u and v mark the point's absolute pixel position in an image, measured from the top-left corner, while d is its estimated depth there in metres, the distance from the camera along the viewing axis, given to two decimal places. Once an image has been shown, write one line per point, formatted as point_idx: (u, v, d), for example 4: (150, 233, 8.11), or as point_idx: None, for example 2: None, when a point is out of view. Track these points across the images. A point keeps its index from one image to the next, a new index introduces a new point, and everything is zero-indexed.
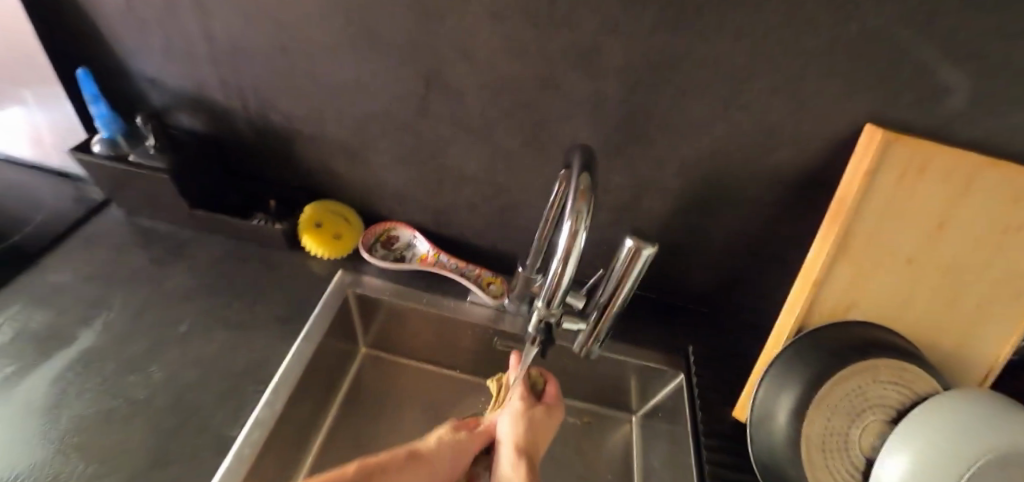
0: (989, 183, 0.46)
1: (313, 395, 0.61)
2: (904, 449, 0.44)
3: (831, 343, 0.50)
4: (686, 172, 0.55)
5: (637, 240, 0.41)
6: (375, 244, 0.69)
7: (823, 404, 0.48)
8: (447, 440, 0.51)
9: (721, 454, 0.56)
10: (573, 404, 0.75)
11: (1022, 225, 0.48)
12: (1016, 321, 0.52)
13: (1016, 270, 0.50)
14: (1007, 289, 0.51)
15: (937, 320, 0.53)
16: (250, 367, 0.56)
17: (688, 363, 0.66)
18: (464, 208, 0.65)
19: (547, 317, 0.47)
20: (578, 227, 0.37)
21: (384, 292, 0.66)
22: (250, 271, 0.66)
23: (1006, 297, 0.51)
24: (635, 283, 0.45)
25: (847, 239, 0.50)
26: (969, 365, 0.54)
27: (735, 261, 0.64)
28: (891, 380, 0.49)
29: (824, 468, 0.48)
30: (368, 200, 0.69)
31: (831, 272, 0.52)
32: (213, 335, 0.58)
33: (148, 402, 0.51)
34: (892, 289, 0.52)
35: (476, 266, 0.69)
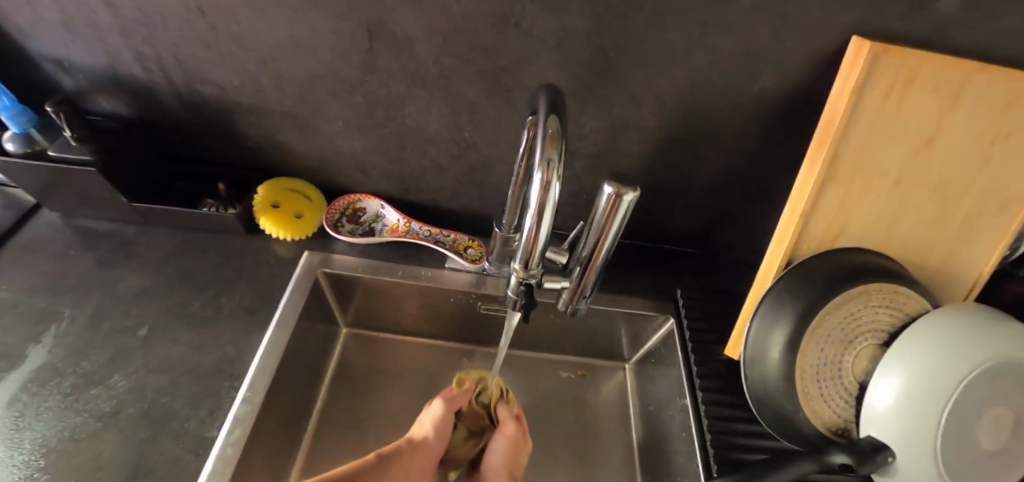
0: (978, 91, 0.44)
1: (295, 382, 0.59)
2: (893, 367, 0.45)
3: (823, 272, 0.49)
4: (664, 108, 0.51)
5: (617, 186, 0.38)
6: (341, 219, 0.65)
7: (815, 334, 0.47)
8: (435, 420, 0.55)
9: (715, 394, 0.56)
10: (566, 358, 0.74)
11: (1008, 132, 0.47)
12: (999, 229, 0.52)
13: (999, 180, 0.50)
14: (992, 198, 0.50)
15: (923, 237, 0.53)
16: (222, 364, 0.52)
17: (678, 307, 0.65)
18: (431, 171, 0.61)
19: (527, 279, 0.44)
20: (551, 177, 0.33)
21: (356, 268, 0.62)
22: (210, 262, 0.61)
23: (990, 206, 0.51)
24: (618, 232, 0.42)
25: (834, 163, 0.48)
26: (956, 279, 0.54)
27: (719, 198, 0.62)
28: (881, 303, 0.48)
29: (817, 396, 0.47)
30: (327, 173, 0.64)
31: (819, 199, 0.50)
32: (178, 335, 0.54)
33: (115, 415, 0.48)
34: (879, 212, 0.51)
35: (452, 232, 0.66)
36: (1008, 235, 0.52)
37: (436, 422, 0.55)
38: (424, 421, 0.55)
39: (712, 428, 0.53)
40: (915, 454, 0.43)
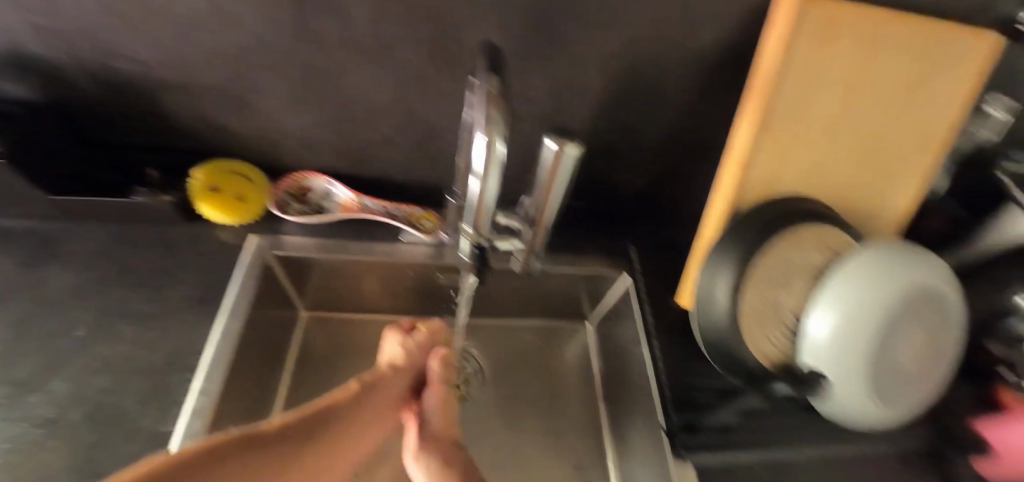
0: (879, 38, 0.49)
1: (253, 370, 0.57)
2: (824, 301, 0.49)
3: (761, 220, 0.52)
4: (609, 67, 0.51)
5: (558, 140, 0.36)
6: (288, 200, 0.62)
7: (756, 277, 0.51)
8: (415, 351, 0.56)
9: (669, 342, 0.59)
10: (530, 323, 0.76)
11: (901, 74, 0.53)
12: (899, 164, 0.59)
13: (898, 121, 0.56)
14: (893, 136, 0.57)
15: (842, 178, 0.58)
16: (173, 357, 0.50)
17: (632, 263, 0.67)
18: (379, 143, 0.59)
19: (479, 242, 0.45)
20: (493, 137, 0.32)
21: (309, 249, 0.61)
22: (148, 254, 0.57)
23: (891, 144, 0.57)
24: (566, 185, 0.40)
25: (769, 115, 0.50)
26: (866, 213, 0.61)
27: (666, 156, 0.64)
28: (808, 242, 0.53)
29: (760, 334, 0.51)
30: (268, 151, 0.60)
31: (757, 151, 0.52)
32: (121, 333, 0.51)
33: (58, 421, 0.45)
34: (808, 158, 0.55)
35: (406, 205, 0.64)
36: (906, 169, 0.59)
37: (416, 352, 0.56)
38: (404, 350, 0.55)
39: (667, 374, 0.57)
40: (844, 377, 0.48)
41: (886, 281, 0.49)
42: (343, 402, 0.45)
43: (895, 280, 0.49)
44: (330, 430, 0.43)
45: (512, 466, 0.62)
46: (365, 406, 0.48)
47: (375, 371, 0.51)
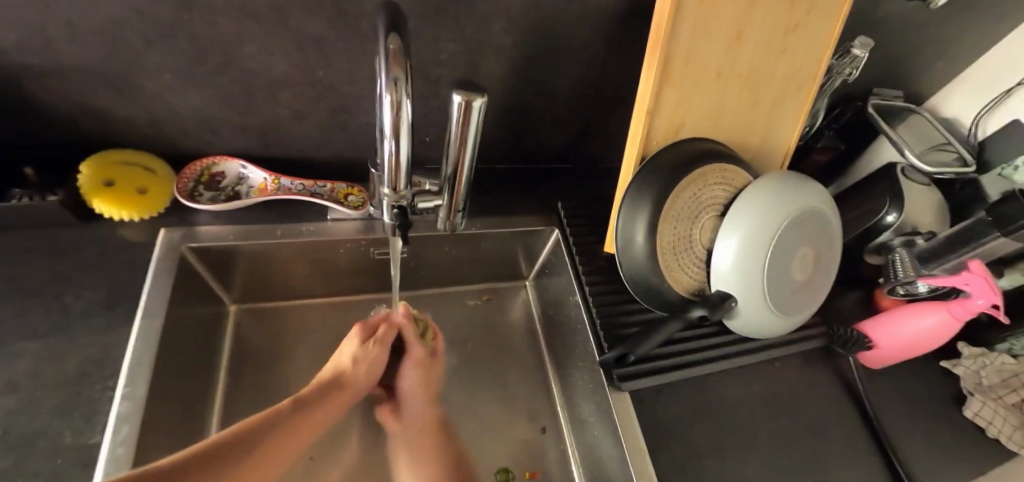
0: None
1: (184, 370, 0.55)
2: (728, 232, 0.55)
3: (669, 162, 0.56)
4: (517, 25, 0.52)
5: (464, 94, 0.35)
6: (197, 187, 0.59)
7: (669, 215, 0.55)
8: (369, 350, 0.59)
9: (600, 286, 0.64)
10: (470, 287, 0.77)
11: (780, 21, 0.58)
12: (784, 104, 0.65)
13: (781, 65, 0.62)
14: (777, 79, 0.63)
15: (737, 120, 0.64)
16: (90, 366, 0.47)
17: (560, 218, 0.70)
18: (291, 118, 0.57)
19: (398, 202, 0.44)
20: (399, 98, 0.33)
21: (227, 237, 0.57)
22: (39, 262, 0.52)
23: (776, 86, 0.63)
24: (478, 137, 0.40)
25: (668, 64, 0.54)
26: (760, 150, 0.68)
27: (580, 110, 0.67)
28: (715, 181, 0.59)
29: (676, 267, 0.56)
30: (166, 136, 0.56)
31: (660, 98, 0.56)
32: (19, 349, 0.47)
33: None
34: (707, 103, 0.60)
35: (328, 182, 0.63)
36: (790, 109, 0.66)
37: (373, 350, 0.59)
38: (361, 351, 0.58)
39: (601, 315, 0.61)
40: (747, 296, 0.55)
41: (776, 209, 0.55)
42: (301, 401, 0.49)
43: (784, 207, 0.56)
44: (248, 452, 0.39)
45: (467, 424, 0.65)
46: (323, 405, 0.51)
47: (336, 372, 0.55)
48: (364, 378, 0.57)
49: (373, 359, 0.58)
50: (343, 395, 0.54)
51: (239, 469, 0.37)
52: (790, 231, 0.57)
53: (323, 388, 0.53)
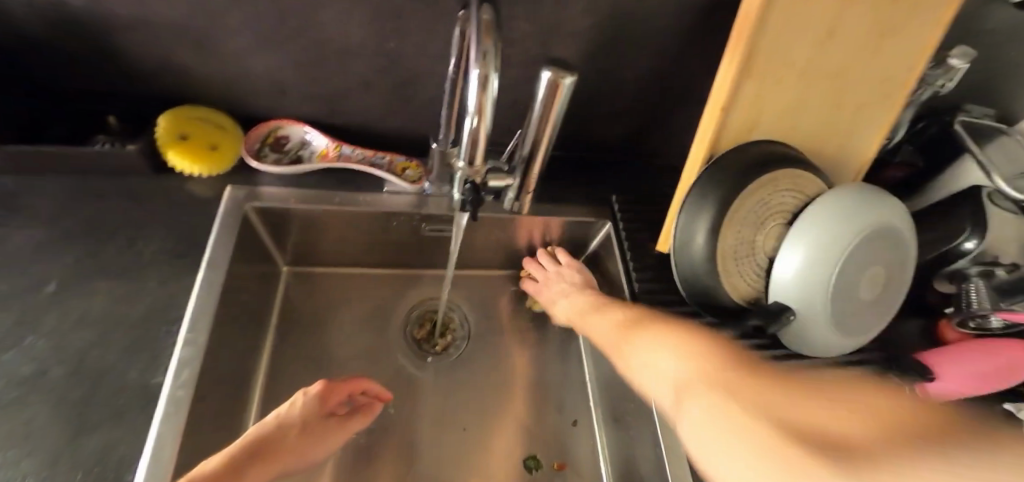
0: None
1: (238, 324, 0.57)
2: (795, 242, 0.52)
3: (739, 163, 0.54)
4: (595, 7, 0.50)
5: (555, 70, 0.36)
6: (263, 149, 0.60)
7: (734, 219, 0.53)
8: (318, 410, 0.53)
9: (650, 283, 0.62)
10: (513, 273, 0.76)
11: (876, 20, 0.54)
12: (869, 111, 0.61)
13: (871, 68, 0.58)
14: (865, 83, 0.59)
15: (815, 124, 0.60)
16: (156, 310, 0.49)
17: (614, 211, 0.68)
18: (358, 87, 0.57)
19: (473, 177, 0.44)
20: (489, 71, 0.33)
21: (287, 199, 0.59)
22: (115, 207, 0.55)
23: (863, 90, 0.59)
24: (561, 117, 0.40)
25: (750, 59, 0.51)
26: (837, 159, 0.64)
27: (647, 102, 0.64)
28: (785, 187, 0.56)
29: (735, 273, 0.54)
30: (238, 97, 0.58)
31: (737, 95, 0.53)
32: (95, 287, 0.50)
33: (38, 377, 0.44)
34: (785, 103, 0.56)
35: (387, 154, 0.64)
36: (876, 116, 0.62)
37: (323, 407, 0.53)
38: (311, 410, 0.52)
39: None
40: (808, 310, 0.52)
41: (850, 222, 0.52)
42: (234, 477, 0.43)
43: (859, 221, 0.53)
44: None
45: (498, 409, 0.65)
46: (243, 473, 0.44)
47: (279, 428, 0.50)
48: (307, 441, 0.51)
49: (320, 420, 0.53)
50: (279, 460, 0.48)
51: None
52: (862, 248, 0.53)
53: (249, 452, 0.46)
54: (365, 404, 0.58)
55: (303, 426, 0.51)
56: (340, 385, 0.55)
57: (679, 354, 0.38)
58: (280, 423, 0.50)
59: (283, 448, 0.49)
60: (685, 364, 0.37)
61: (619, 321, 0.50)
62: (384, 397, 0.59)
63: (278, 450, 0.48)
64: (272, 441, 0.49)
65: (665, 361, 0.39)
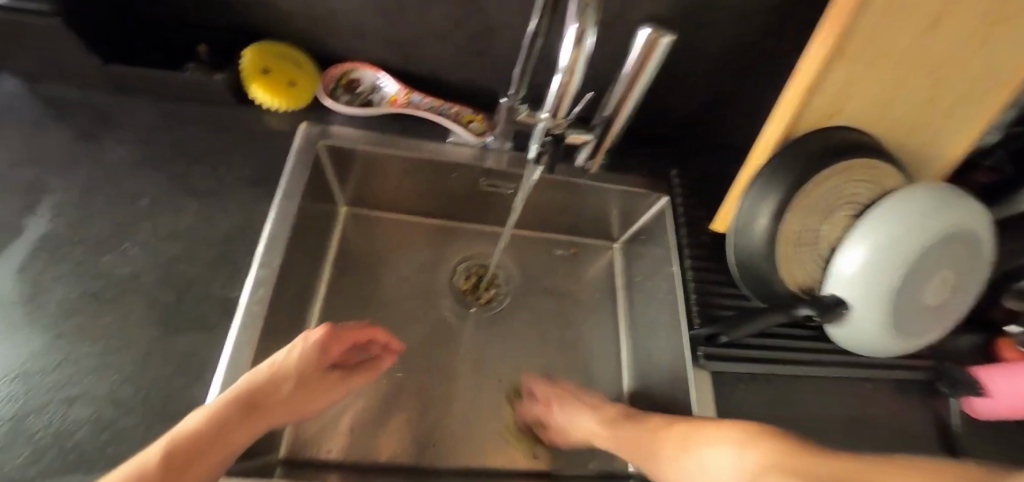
0: None
1: (303, 255, 0.61)
2: (863, 237, 0.50)
3: (816, 146, 0.52)
4: None
5: (655, 28, 0.34)
6: (337, 89, 0.62)
7: (801, 205, 0.52)
8: (317, 356, 0.48)
9: (702, 262, 0.62)
10: (559, 237, 0.77)
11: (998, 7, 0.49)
12: (967, 107, 0.57)
13: (979, 60, 0.53)
14: (969, 77, 0.55)
15: (903, 115, 0.57)
16: (234, 232, 0.53)
17: (672, 186, 0.67)
18: (433, 36, 0.57)
19: (554, 129, 0.45)
20: (585, 27, 0.33)
21: (356, 140, 0.61)
22: (201, 132, 0.58)
23: (965, 84, 0.55)
24: (650, 79, 0.40)
25: (847, 40, 0.48)
26: (920, 156, 0.61)
27: (724, 75, 0.62)
28: (862, 178, 0.53)
29: (795, 261, 0.53)
30: (319, 36, 0.59)
31: (824, 77, 0.51)
32: (182, 206, 0.54)
33: (135, 279, 0.49)
34: (875, 90, 0.53)
35: (454, 104, 0.65)
36: (974, 113, 0.58)
37: (322, 353, 0.48)
38: (307, 358, 0.47)
39: (697, 290, 0.60)
40: (866, 305, 0.51)
41: (927, 225, 0.50)
42: (228, 435, 0.38)
43: (937, 224, 0.50)
44: None
45: (534, 365, 0.68)
46: (235, 431, 0.38)
47: (274, 376, 0.44)
48: (304, 394, 0.46)
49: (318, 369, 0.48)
50: (272, 414, 0.43)
51: None
52: (935, 251, 0.51)
53: (241, 407, 0.40)
54: (372, 357, 0.55)
55: (305, 375, 0.46)
56: (343, 333, 0.51)
57: (732, 445, 0.38)
58: (277, 373, 0.44)
59: (281, 400, 0.44)
60: (743, 453, 0.36)
61: (656, 426, 0.49)
62: (395, 349, 0.57)
63: (275, 403, 0.43)
64: (269, 393, 0.43)
65: (720, 458, 0.38)
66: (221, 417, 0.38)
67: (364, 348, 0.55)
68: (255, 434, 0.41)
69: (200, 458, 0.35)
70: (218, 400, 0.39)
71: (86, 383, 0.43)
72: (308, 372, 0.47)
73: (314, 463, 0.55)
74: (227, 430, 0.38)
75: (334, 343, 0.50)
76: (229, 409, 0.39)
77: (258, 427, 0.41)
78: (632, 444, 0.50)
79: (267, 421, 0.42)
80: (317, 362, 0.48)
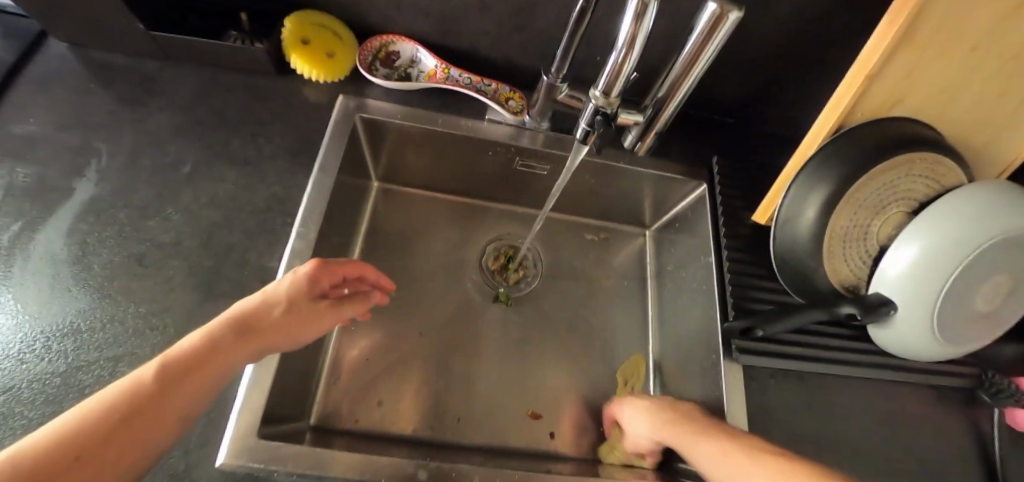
0: None
1: (337, 228, 0.61)
2: (917, 234, 0.48)
3: (874, 137, 0.49)
4: None
5: (722, 3, 0.33)
6: (374, 62, 0.61)
7: (852, 199, 0.49)
8: (306, 286, 0.43)
9: (740, 254, 0.60)
10: (590, 222, 0.76)
11: None
12: None
13: None
14: None
15: (971, 107, 0.53)
16: (273, 203, 0.54)
17: (712, 174, 0.65)
18: (474, 8, 0.56)
19: (605, 109, 0.43)
20: (648, 0, 0.32)
21: (392, 115, 0.60)
22: (241, 102, 0.59)
23: None
24: (711, 58, 0.38)
25: (916, 24, 0.45)
26: (985, 153, 0.57)
27: (775, 58, 0.59)
28: (921, 173, 0.51)
29: (840, 257, 0.51)
30: (358, 7, 0.59)
31: (888, 64, 0.48)
32: (222, 174, 0.55)
33: (177, 244, 0.50)
34: (942, 80, 0.50)
35: (492, 81, 0.64)
36: None
37: (311, 282, 0.44)
38: (296, 286, 0.43)
39: (734, 283, 0.58)
40: (917, 306, 0.49)
41: (991, 225, 0.47)
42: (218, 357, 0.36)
43: (1002, 225, 0.47)
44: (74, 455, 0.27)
45: (560, 348, 0.67)
46: (224, 353, 0.36)
47: (259, 305, 0.40)
48: (297, 324, 0.42)
49: (309, 299, 0.43)
50: (265, 341, 0.39)
51: None
52: (996, 254, 0.49)
53: (230, 333, 0.37)
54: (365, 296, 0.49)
55: (298, 302, 0.43)
56: (334, 265, 0.47)
57: None
58: (269, 298, 0.41)
59: (278, 326, 0.40)
60: None
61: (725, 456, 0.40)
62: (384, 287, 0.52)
63: (268, 329, 0.39)
64: (264, 318, 0.40)
65: None
66: (211, 341, 0.36)
67: (357, 284, 0.50)
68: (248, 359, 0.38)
69: (189, 380, 0.34)
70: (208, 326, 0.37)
71: (132, 343, 0.45)
72: (299, 302, 0.42)
73: (341, 432, 0.56)
74: (217, 352, 0.36)
75: (325, 274, 0.45)
76: (221, 332, 0.37)
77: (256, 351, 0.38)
78: (722, 462, 0.39)
79: (262, 348, 0.39)
80: (307, 291, 0.44)
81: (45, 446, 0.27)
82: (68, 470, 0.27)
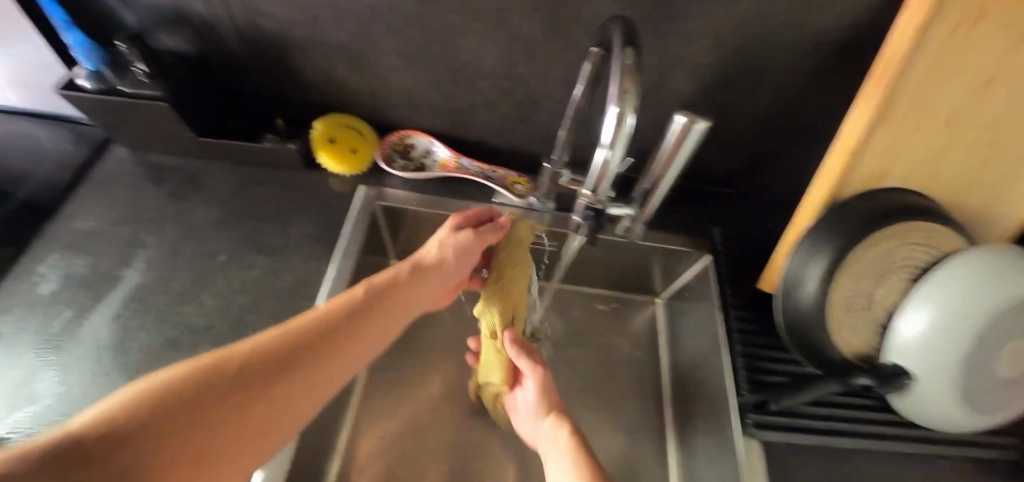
0: None
1: None
2: (921, 301, 0.49)
3: (865, 210, 0.51)
4: (722, 42, 0.51)
5: (689, 115, 0.37)
6: (393, 154, 0.68)
7: (851, 269, 0.51)
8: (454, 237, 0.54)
9: (748, 323, 0.61)
10: (600, 291, 0.77)
11: None
12: None
13: None
14: None
15: (961, 175, 0.55)
16: (297, 286, 0.58)
17: (714, 244, 0.67)
18: (481, 105, 0.62)
19: (594, 203, 0.46)
20: (625, 111, 0.35)
21: (407, 201, 0.66)
22: (272, 194, 0.65)
23: None
24: (685, 160, 0.41)
25: (888, 103, 0.49)
26: (985, 217, 0.58)
27: (765, 135, 0.63)
28: (918, 241, 0.51)
29: (847, 326, 0.51)
30: (379, 108, 0.66)
31: (868, 139, 0.51)
32: (252, 261, 0.59)
33: (208, 328, 0.54)
34: (925, 152, 0.53)
35: (500, 168, 0.68)
36: None
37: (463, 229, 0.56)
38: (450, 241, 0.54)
39: (744, 354, 0.58)
40: (932, 376, 0.48)
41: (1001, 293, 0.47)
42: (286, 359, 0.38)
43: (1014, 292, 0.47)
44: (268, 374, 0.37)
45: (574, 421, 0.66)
46: (373, 315, 0.46)
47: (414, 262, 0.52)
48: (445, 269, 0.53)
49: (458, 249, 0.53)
50: (410, 299, 0.50)
51: (259, 398, 0.36)
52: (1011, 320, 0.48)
53: (381, 293, 0.48)
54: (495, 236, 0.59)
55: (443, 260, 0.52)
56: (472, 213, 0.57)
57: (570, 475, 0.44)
58: (340, 306, 0.45)
59: (338, 342, 0.42)
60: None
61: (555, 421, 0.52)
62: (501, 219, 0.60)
63: (410, 287, 0.50)
64: (323, 335, 0.42)
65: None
66: (288, 339, 0.40)
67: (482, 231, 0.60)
68: (395, 317, 0.48)
69: (343, 330, 0.43)
70: (286, 326, 0.41)
71: None
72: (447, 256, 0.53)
73: None
74: (362, 317, 0.45)
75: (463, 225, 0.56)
76: (370, 289, 0.48)
77: (318, 359, 0.40)
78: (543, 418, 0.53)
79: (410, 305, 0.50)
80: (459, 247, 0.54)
81: (256, 357, 0.37)
82: (256, 379, 0.36)
